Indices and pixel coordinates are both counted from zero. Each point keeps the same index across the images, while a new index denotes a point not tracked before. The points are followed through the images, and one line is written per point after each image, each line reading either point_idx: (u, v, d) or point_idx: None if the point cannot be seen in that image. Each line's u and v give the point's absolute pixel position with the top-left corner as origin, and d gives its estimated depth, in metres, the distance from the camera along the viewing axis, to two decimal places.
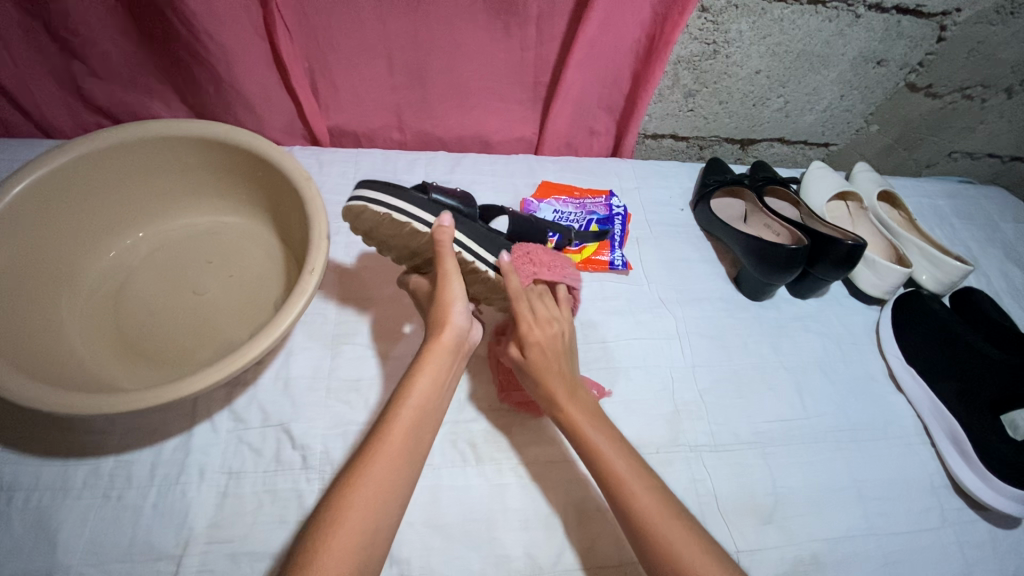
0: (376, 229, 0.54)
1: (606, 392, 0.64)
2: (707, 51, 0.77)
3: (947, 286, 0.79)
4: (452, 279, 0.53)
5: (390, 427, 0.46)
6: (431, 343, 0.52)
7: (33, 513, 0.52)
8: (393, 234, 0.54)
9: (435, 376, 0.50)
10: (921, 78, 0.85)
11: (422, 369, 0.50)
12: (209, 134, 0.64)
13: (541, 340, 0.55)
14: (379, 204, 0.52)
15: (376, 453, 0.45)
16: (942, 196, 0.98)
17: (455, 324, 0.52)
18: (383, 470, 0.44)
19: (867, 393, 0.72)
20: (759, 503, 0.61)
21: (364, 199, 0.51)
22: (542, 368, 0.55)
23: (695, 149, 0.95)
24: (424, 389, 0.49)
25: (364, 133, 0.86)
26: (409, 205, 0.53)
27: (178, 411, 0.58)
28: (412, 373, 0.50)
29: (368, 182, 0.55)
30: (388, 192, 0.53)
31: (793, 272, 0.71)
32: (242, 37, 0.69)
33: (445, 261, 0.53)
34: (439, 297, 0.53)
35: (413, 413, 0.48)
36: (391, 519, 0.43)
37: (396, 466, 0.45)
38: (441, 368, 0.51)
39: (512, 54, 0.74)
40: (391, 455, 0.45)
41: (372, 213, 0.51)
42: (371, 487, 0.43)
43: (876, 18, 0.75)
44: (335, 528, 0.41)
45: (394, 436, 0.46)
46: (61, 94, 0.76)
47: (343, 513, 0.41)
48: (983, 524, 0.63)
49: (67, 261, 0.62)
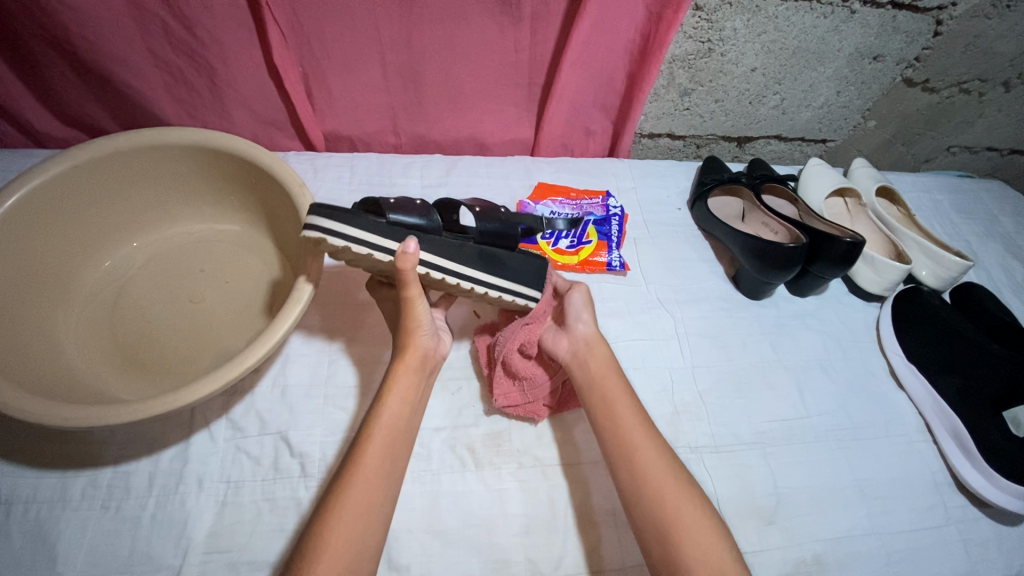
0: (335, 253, 0.50)
1: None
2: (701, 50, 0.77)
3: (947, 281, 0.78)
4: (417, 301, 0.53)
5: (365, 445, 0.48)
6: (397, 364, 0.53)
7: (31, 526, 0.52)
8: (356, 258, 0.51)
9: (404, 396, 0.52)
10: (918, 72, 0.85)
11: (391, 389, 0.51)
12: (203, 142, 0.64)
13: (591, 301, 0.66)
14: (336, 236, 0.47)
15: (354, 473, 0.46)
16: (941, 191, 0.98)
17: (418, 345, 0.54)
18: (363, 489, 0.45)
19: (869, 391, 0.71)
20: (761, 504, 0.61)
21: (321, 230, 0.47)
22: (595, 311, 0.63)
23: (692, 147, 0.95)
24: (396, 408, 0.51)
25: (359, 137, 0.86)
26: (369, 232, 0.49)
27: (175, 420, 0.58)
28: (381, 394, 0.51)
29: (315, 204, 0.49)
30: (341, 217, 0.48)
31: (792, 270, 0.71)
32: (235, 44, 0.69)
33: (411, 284, 0.51)
34: (404, 315, 0.54)
35: (386, 432, 0.49)
36: (376, 534, 0.45)
37: (373, 486, 0.46)
38: (408, 387, 0.52)
39: (506, 55, 0.74)
40: (369, 475, 0.46)
41: (330, 246, 0.47)
42: (352, 506, 0.44)
43: (871, 13, 0.74)
44: (324, 546, 0.42)
45: (371, 456, 0.47)
46: (55, 105, 0.76)
47: (329, 531, 0.43)
48: (987, 522, 0.63)
49: (62, 272, 0.62)
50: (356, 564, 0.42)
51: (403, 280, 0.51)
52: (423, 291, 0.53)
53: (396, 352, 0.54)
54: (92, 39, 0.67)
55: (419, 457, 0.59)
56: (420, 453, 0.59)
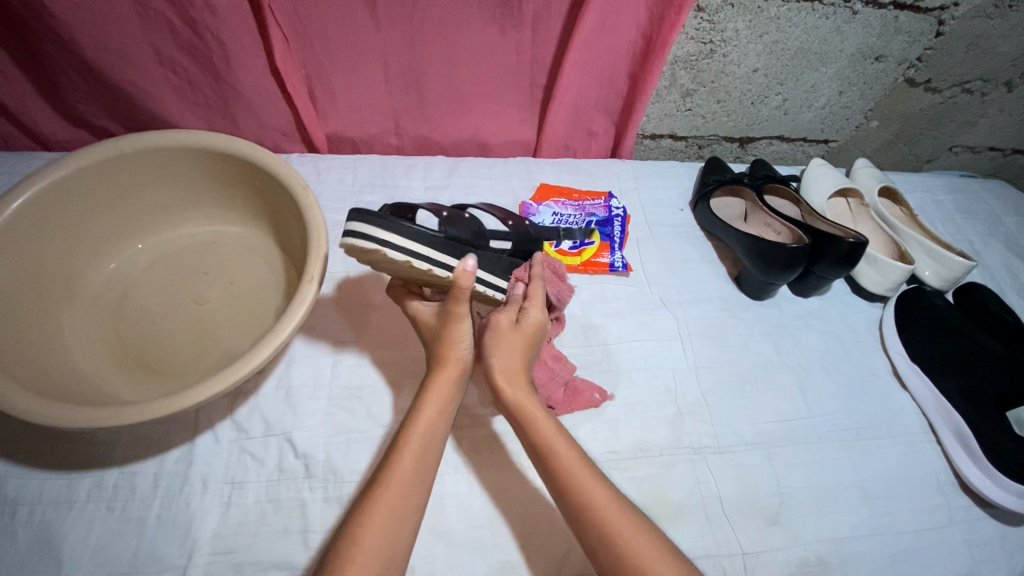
0: (384, 262, 0.50)
1: (607, 395, 0.64)
2: (703, 51, 0.77)
3: (950, 282, 0.78)
4: (462, 320, 0.53)
5: (397, 453, 0.48)
6: (434, 377, 0.52)
7: (38, 526, 0.52)
8: (403, 268, 0.51)
9: (441, 405, 0.51)
10: (920, 73, 0.85)
11: (427, 399, 0.51)
12: (208, 145, 0.64)
13: (540, 326, 0.55)
14: (398, 250, 0.48)
15: (387, 480, 0.46)
16: (944, 191, 0.98)
17: (458, 357, 0.53)
18: (396, 498, 0.45)
19: (871, 391, 0.71)
20: (763, 504, 0.61)
21: (380, 242, 0.47)
22: (521, 345, 0.53)
23: (694, 148, 0.95)
24: (430, 418, 0.50)
25: (362, 139, 0.86)
26: (425, 247, 0.50)
27: (180, 421, 0.59)
28: (417, 405, 0.51)
29: (375, 213, 0.48)
30: (399, 230, 0.49)
31: (795, 270, 0.71)
32: (238, 46, 0.70)
33: (462, 299, 0.51)
34: (445, 330, 0.53)
35: (420, 441, 0.48)
36: (406, 539, 0.44)
37: (405, 494, 0.45)
38: (445, 398, 0.51)
39: (507, 57, 0.74)
40: (400, 482, 0.46)
41: (387, 257, 0.48)
42: (383, 513, 0.44)
43: (873, 14, 0.74)
44: (354, 550, 0.42)
45: (404, 463, 0.47)
46: (61, 108, 0.77)
47: (360, 535, 0.42)
48: (990, 522, 0.63)
49: (66, 275, 0.62)
50: (388, 564, 0.42)
51: (454, 295, 0.51)
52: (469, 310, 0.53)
53: (433, 365, 0.53)
54: (97, 42, 0.67)
55: None
56: None
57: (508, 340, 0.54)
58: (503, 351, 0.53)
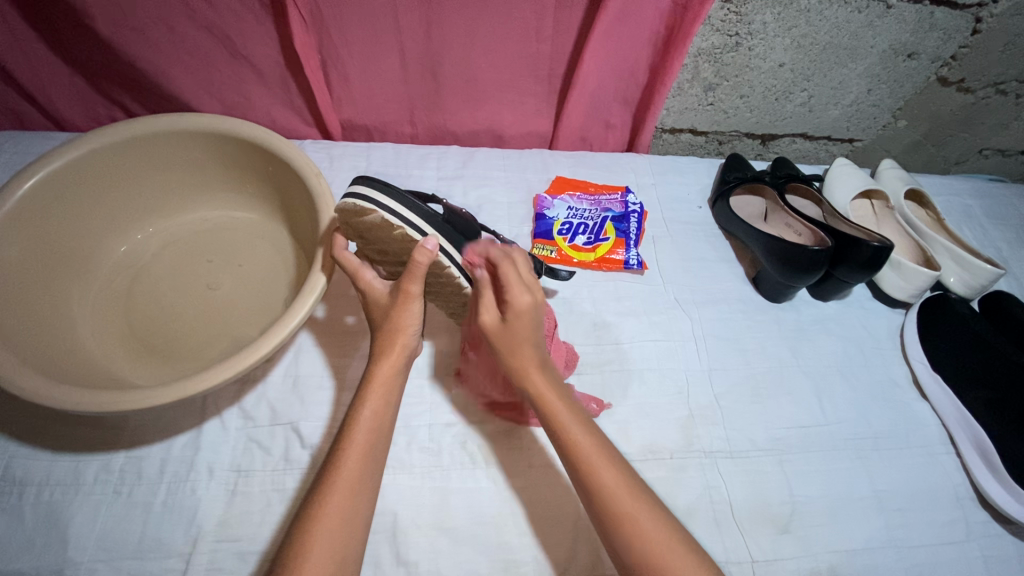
0: (373, 230, 0.50)
1: (603, 403, 0.63)
2: (729, 43, 0.74)
3: (976, 290, 0.76)
4: (413, 301, 0.51)
5: (338, 453, 0.47)
6: (380, 362, 0.51)
7: (45, 507, 0.52)
8: (395, 242, 0.51)
9: (385, 395, 0.50)
10: (953, 71, 0.81)
11: (372, 389, 0.50)
12: (218, 128, 0.63)
13: (530, 308, 0.49)
14: (396, 215, 0.48)
15: (335, 479, 0.45)
16: (973, 195, 0.94)
17: (404, 344, 0.51)
18: (338, 505, 0.44)
19: (891, 399, 0.70)
20: (775, 512, 0.59)
21: (375, 204, 0.47)
22: (520, 339, 0.49)
23: (714, 144, 0.93)
24: (377, 408, 0.49)
25: (376, 126, 0.85)
26: (423, 222, 0.50)
27: (187, 407, 0.58)
28: (360, 396, 0.50)
29: (380, 182, 0.50)
30: (393, 196, 0.49)
31: (814, 274, 0.69)
32: (252, 27, 0.69)
33: (416, 277, 0.50)
34: (397, 309, 0.51)
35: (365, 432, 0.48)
36: (358, 548, 0.44)
37: (349, 500, 0.44)
38: (388, 386, 0.50)
39: (527, 46, 0.72)
40: (349, 480, 0.45)
41: (383, 221, 0.47)
42: (335, 514, 0.43)
43: (908, 9, 0.71)
44: (305, 551, 0.41)
45: (353, 460, 0.46)
46: (78, 87, 0.76)
47: (313, 540, 0.42)
48: (1010, 539, 0.61)
49: (77, 258, 0.62)
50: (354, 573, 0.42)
51: (409, 271, 0.49)
52: (422, 291, 0.51)
53: (379, 349, 0.52)
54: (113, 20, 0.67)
55: (429, 452, 0.59)
56: (430, 448, 0.59)
57: (514, 334, 0.49)
58: (506, 353, 0.49)
